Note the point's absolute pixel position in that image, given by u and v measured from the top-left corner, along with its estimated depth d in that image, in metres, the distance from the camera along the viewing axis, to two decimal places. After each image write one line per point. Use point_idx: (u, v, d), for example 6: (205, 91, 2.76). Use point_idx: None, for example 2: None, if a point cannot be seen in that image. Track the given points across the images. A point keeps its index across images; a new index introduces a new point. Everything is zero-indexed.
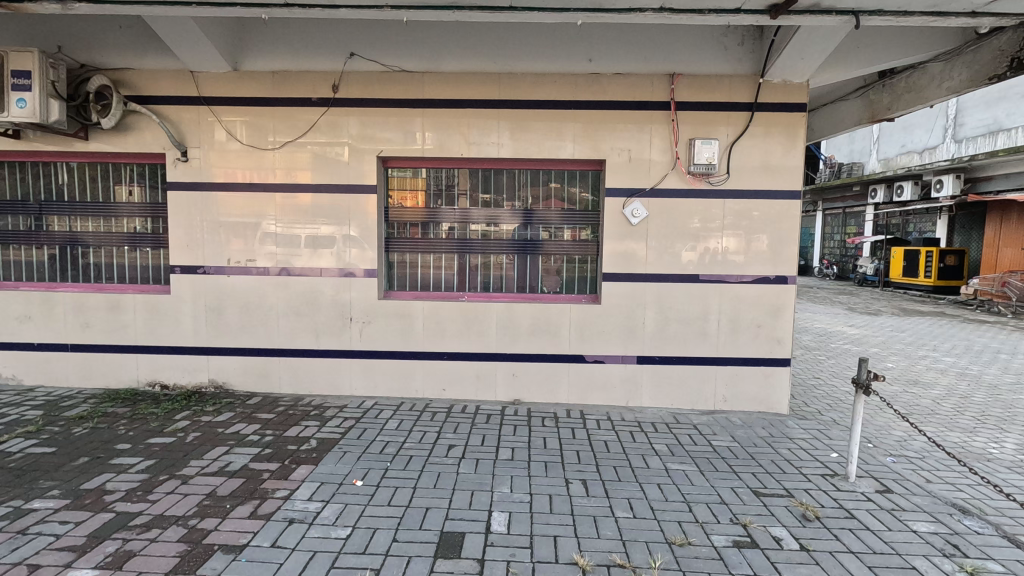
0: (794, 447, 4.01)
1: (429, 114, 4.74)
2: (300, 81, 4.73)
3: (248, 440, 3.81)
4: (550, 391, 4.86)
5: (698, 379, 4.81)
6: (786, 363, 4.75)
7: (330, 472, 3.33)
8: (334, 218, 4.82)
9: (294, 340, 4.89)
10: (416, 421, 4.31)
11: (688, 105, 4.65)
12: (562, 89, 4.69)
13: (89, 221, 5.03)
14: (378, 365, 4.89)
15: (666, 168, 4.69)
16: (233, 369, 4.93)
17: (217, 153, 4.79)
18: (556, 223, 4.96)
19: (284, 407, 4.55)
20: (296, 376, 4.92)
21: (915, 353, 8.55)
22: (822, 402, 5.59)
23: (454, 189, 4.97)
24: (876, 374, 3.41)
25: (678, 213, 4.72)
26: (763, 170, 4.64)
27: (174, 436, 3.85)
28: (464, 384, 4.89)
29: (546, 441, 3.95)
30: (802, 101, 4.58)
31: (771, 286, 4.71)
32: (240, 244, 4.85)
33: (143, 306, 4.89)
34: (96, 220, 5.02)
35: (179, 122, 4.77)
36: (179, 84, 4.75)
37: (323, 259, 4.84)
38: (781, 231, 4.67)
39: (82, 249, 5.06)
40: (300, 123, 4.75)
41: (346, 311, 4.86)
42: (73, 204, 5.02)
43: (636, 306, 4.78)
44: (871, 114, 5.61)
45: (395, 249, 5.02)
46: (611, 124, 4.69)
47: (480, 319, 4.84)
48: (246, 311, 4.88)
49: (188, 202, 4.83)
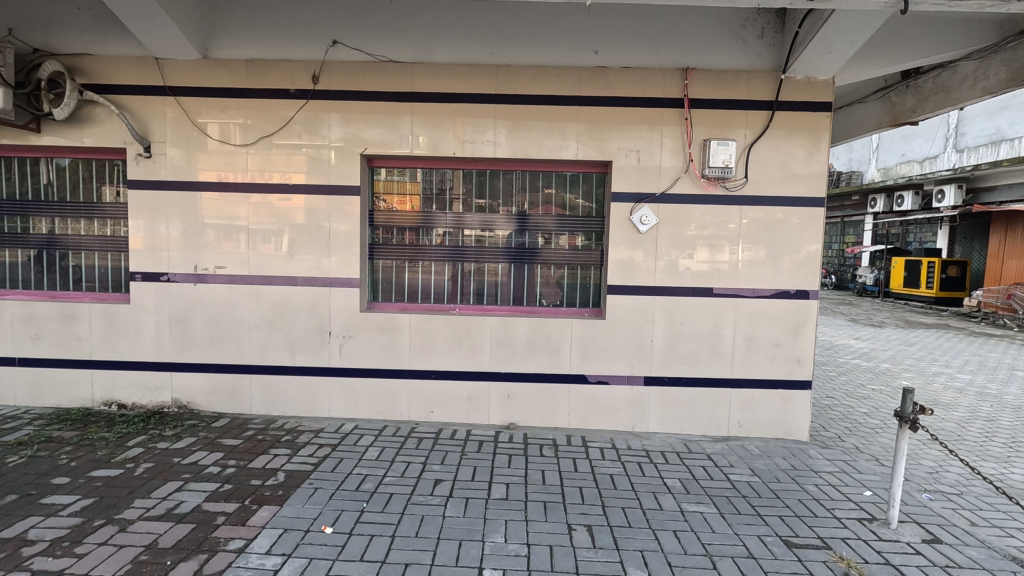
0: (822, 484, 3.58)
1: (418, 109, 4.31)
2: (276, 71, 4.30)
3: (207, 473, 3.34)
4: (548, 414, 4.42)
5: (711, 403, 4.39)
6: (807, 386, 4.34)
7: (295, 517, 2.88)
8: (313, 221, 4.38)
9: (267, 356, 4.44)
10: (399, 449, 3.87)
11: (703, 103, 4.25)
12: (564, 83, 4.28)
13: (45, 221, 4.57)
14: (360, 384, 4.44)
15: (677, 172, 4.28)
16: (199, 387, 4.46)
17: (184, 149, 4.34)
18: (553, 229, 4.54)
19: (253, 431, 4.09)
20: (268, 395, 4.46)
21: (927, 368, 8.18)
22: (841, 425, 5.18)
23: (448, 192, 4.54)
24: (922, 407, 2.99)
25: (689, 220, 4.32)
26: (784, 175, 4.25)
27: (123, 468, 3.38)
28: (455, 405, 4.44)
29: (545, 476, 3.51)
30: (826, 100, 4.19)
31: (791, 301, 4.31)
32: (209, 249, 4.40)
33: (99, 316, 4.43)
34: (52, 220, 4.57)
35: (144, 114, 4.33)
36: (142, 72, 4.30)
37: (300, 266, 4.40)
38: (804, 241, 4.28)
39: (36, 252, 4.60)
40: (277, 117, 4.32)
41: (324, 325, 4.41)
42: (27, 203, 4.56)
43: (644, 322, 4.36)
44: (893, 116, 5.28)
45: (380, 256, 4.59)
46: (617, 122, 4.28)
47: (472, 335, 4.41)
48: (214, 323, 4.42)
49: (151, 202, 4.38)
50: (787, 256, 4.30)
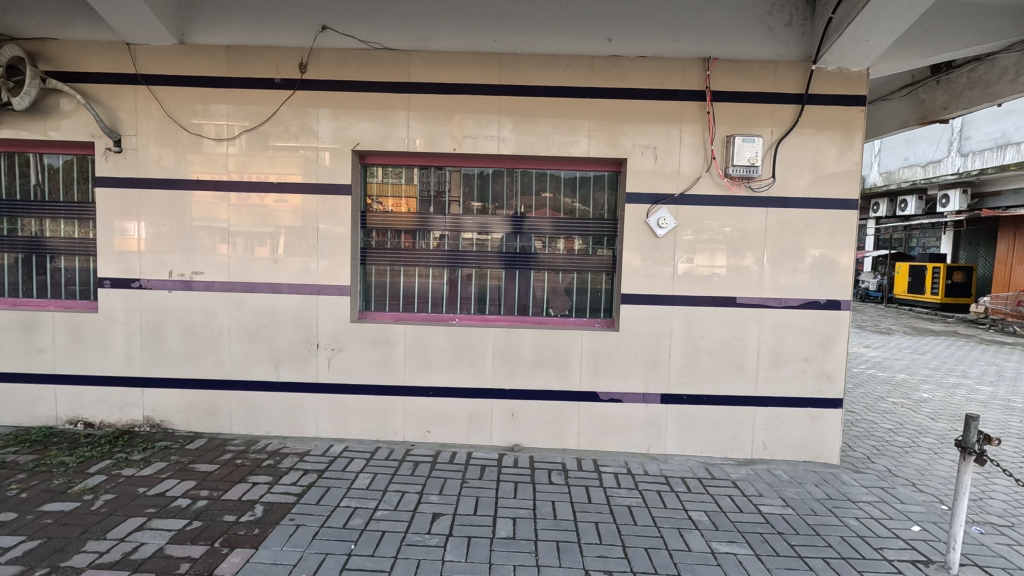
0: (864, 517, 3.21)
1: (415, 102, 3.95)
2: (259, 59, 3.93)
3: (175, 507, 2.96)
4: (556, 435, 4.05)
5: (734, 422, 4.03)
6: (838, 404, 3.99)
7: (272, 563, 2.50)
8: (298, 223, 4.00)
9: (248, 370, 4.05)
10: (392, 476, 3.48)
11: (726, 95, 3.90)
12: (574, 74, 3.92)
13: (18, 222, 4.18)
14: (350, 402, 4.06)
15: (698, 171, 3.94)
16: (174, 404, 4.06)
17: (160, 144, 3.97)
18: (560, 232, 4.18)
19: (231, 455, 3.69)
20: (249, 413, 4.07)
21: (946, 379, 7.83)
22: (869, 445, 4.83)
23: (445, 195, 4.19)
24: (988, 436, 2.63)
25: (710, 224, 3.96)
26: (814, 175, 3.91)
27: (79, 500, 3.00)
28: (454, 424, 4.07)
29: (556, 509, 3.14)
30: (860, 93, 3.85)
31: (820, 312, 3.96)
32: (185, 251, 4.02)
33: (65, 327, 4.04)
34: (26, 220, 4.18)
35: (114, 105, 3.95)
36: (113, 59, 3.92)
37: (284, 273, 4.02)
38: (835, 246, 3.93)
39: (14, 254, 4.20)
40: (261, 108, 3.95)
41: (311, 336, 4.03)
42: (4, 202, 4.16)
43: (661, 334, 4.00)
44: (921, 114, 5.02)
45: (373, 261, 4.22)
46: (632, 116, 3.93)
47: (472, 347, 4.04)
48: (190, 334, 4.03)
49: (122, 202, 4.00)
50: (816, 262, 3.95)
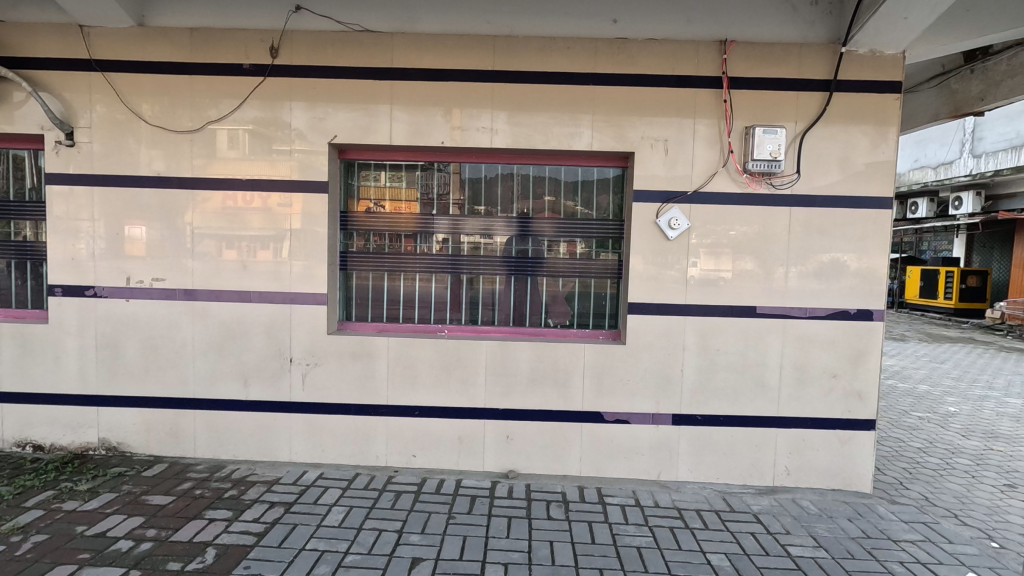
0: (908, 562, 2.79)
1: (398, 90, 3.56)
2: (226, 42, 3.55)
3: (113, 552, 2.56)
4: (555, 460, 3.64)
5: (754, 446, 3.61)
6: (870, 426, 3.57)
7: None
8: (270, 224, 3.62)
9: (214, 387, 3.66)
10: (369, 511, 3.07)
11: (745, 82, 3.50)
12: (576, 58, 3.53)
13: None
14: (327, 422, 3.66)
15: (714, 166, 3.54)
16: (132, 425, 3.67)
17: (115, 136, 3.58)
18: (560, 235, 3.78)
19: (190, 484, 3.30)
20: (216, 434, 3.67)
21: (971, 390, 7.38)
22: (900, 468, 4.40)
23: (449, 198, 3.80)
24: None
25: (727, 225, 3.56)
26: (843, 171, 3.50)
27: (4, 542, 2.61)
28: (442, 448, 3.66)
29: (555, 552, 2.73)
30: (894, 80, 3.45)
31: (850, 323, 3.55)
32: (144, 256, 3.63)
33: (12, 339, 3.66)
34: None
35: (66, 94, 3.57)
36: (64, 43, 3.55)
37: (255, 280, 3.63)
38: (867, 250, 3.52)
39: None
40: (228, 97, 3.57)
41: (284, 350, 3.64)
42: None
43: (672, 348, 3.60)
44: (953, 107, 4.61)
45: (354, 266, 3.83)
46: (640, 106, 3.53)
47: (463, 363, 3.64)
48: (151, 347, 3.65)
49: (75, 201, 3.62)
50: (846, 267, 3.54)
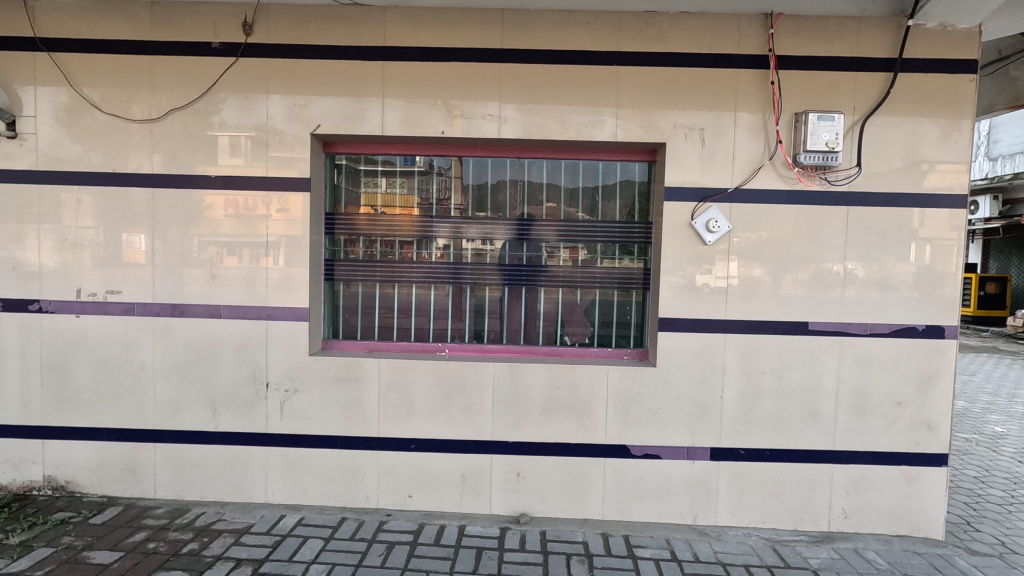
0: None
1: (392, 73, 3.08)
2: (192, 18, 3.07)
3: None
4: (574, 501, 3.12)
5: (806, 485, 3.10)
6: (942, 461, 3.06)
7: None
8: (243, 228, 3.12)
9: (178, 417, 3.16)
10: (355, 570, 2.56)
11: (794, 61, 3.02)
12: (597, 35, 3.05)
13: None
14: (309, 458, 3.15)
15: (759, 160, 3.05)
16: (82, 461, 3.17)
17: (63, 127, 3.10)
18: (578, 240, 3.29)
19: (145, 534, 2.79)
20: (180, 471, 3.17)
21: (1013, 407, 6.81)
22: (964, 504, 3.86)
23: (450, 200, 3.32)
24: None
25: (773, 228, 3.06)
26: (908, 165, 3.00)
27: None
28: (443, 487, 3.15)
29: None
30: (968, 58, 2.95)
31: (918, 342, 3.04)
32: (97, 265, 3.14)
33: None
34: None
35: (8, 78, 3.10)
36: (5, 20, 3.09)
37: (226, 292, 3.14)
38: (938, 254, 3.01)
39: None
40: (194, 81, 3.09)
41: (260, 374, 3.14)
42: None
43: (710, 372, 3.09)
44: (1013, 97, 4.11)
45: (342, 277, 3.34)
46: (672, 90, 3.05)
47: (466, 388, 3.13)
48: (105, 370, 3.16)
49: (16, 202, 3.12)
50: (915, 274, 3.03)
